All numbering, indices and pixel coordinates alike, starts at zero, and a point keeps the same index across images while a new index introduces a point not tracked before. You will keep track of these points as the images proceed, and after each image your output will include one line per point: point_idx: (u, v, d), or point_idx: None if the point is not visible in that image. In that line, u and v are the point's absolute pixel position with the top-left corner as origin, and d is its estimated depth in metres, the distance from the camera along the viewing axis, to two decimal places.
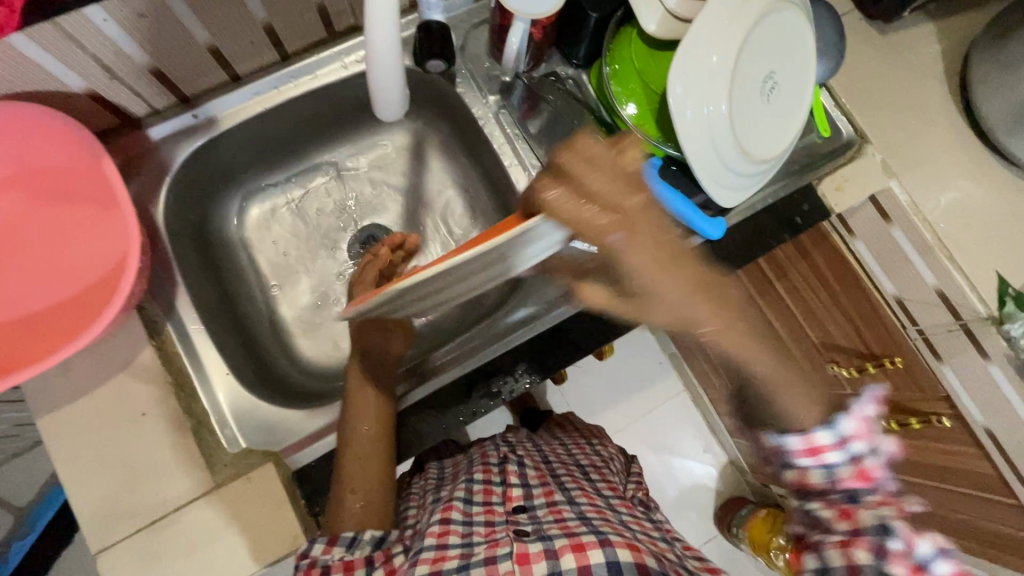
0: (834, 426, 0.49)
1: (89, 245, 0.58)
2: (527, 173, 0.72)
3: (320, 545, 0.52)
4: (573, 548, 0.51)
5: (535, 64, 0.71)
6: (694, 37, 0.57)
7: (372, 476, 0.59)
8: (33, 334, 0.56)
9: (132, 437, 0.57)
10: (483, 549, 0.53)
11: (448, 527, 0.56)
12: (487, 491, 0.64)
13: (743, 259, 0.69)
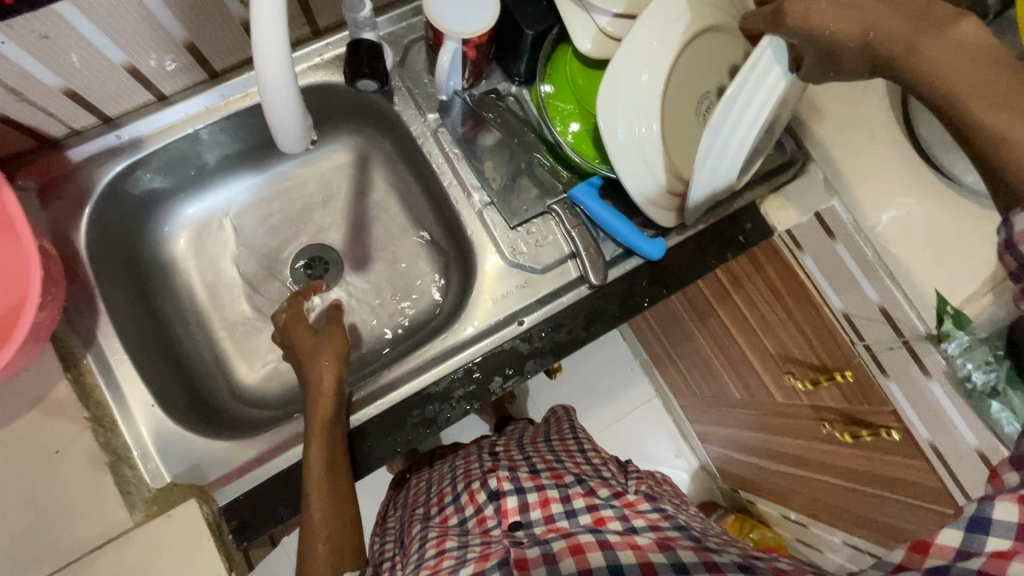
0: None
1: None
2: (467, 193, 0.70)
3: None
4: (570, 551, 0.56)
5: (474, 82, 0.70)
6: (625, 53, 0.57)
7: (335, 514, 0.57)
8: None
9: (46, 475, 0.54)
10: (474, 566, 0.57)
11: (443, 568, 0.61)
12: (484, 533, 0.70)
13: (686, 279, 0.69)
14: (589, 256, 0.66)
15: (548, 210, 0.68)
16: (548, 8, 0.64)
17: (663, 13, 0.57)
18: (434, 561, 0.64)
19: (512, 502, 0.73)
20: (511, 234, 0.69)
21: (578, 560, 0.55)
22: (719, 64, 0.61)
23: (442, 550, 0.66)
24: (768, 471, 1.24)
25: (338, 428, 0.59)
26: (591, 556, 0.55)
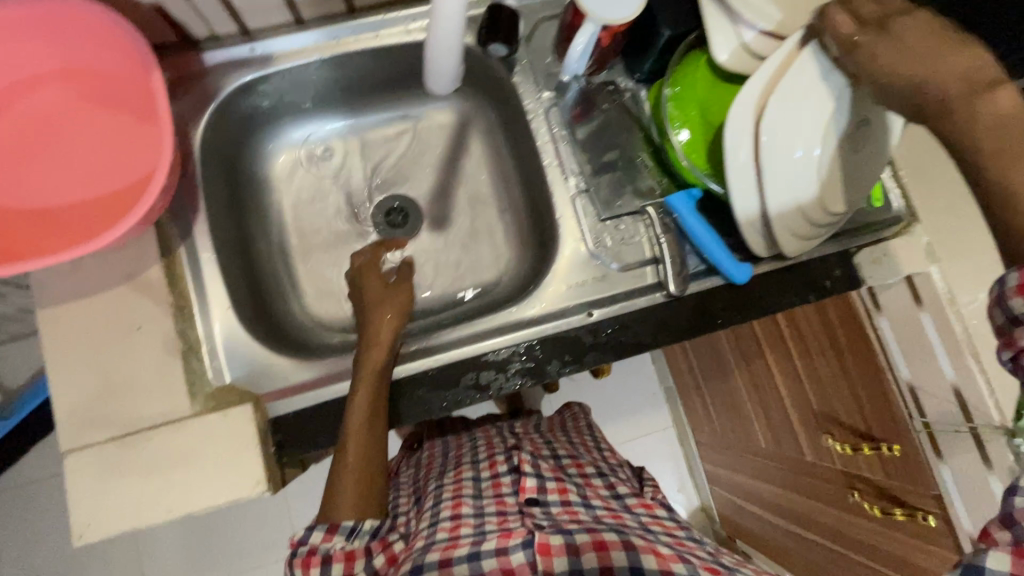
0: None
1: (120, 155, 0.58)
2: (564, 176, 0.70)
3: (319, 534, 0.55)
4: (594, 546, 0.55)
5: (597, 69, 0.71)
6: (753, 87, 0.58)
7: (364, 462, 0.58)
8: (44, 231, 0.56)
9: (123, 348, 0.57)
10: (496, 541, 0.57)
11: (460, 534, 0.61)
12: (500, 503, 0.70)
13: (762, 311, 0.67)
14: (672, 266, 0.66)
15: (640, 211, 0.69)
16: (690, 11, 0.64)
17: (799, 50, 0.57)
18: (450, 523, 0.64)
19: (531, 481, 0.73)
20: (598, 226, 0.69)
21: (601, 555, 0.55)
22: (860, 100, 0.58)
23: (459, 514, 0.66)
24: (777, 528, 1.21)
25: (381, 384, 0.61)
26: (615, 556, 0.54)
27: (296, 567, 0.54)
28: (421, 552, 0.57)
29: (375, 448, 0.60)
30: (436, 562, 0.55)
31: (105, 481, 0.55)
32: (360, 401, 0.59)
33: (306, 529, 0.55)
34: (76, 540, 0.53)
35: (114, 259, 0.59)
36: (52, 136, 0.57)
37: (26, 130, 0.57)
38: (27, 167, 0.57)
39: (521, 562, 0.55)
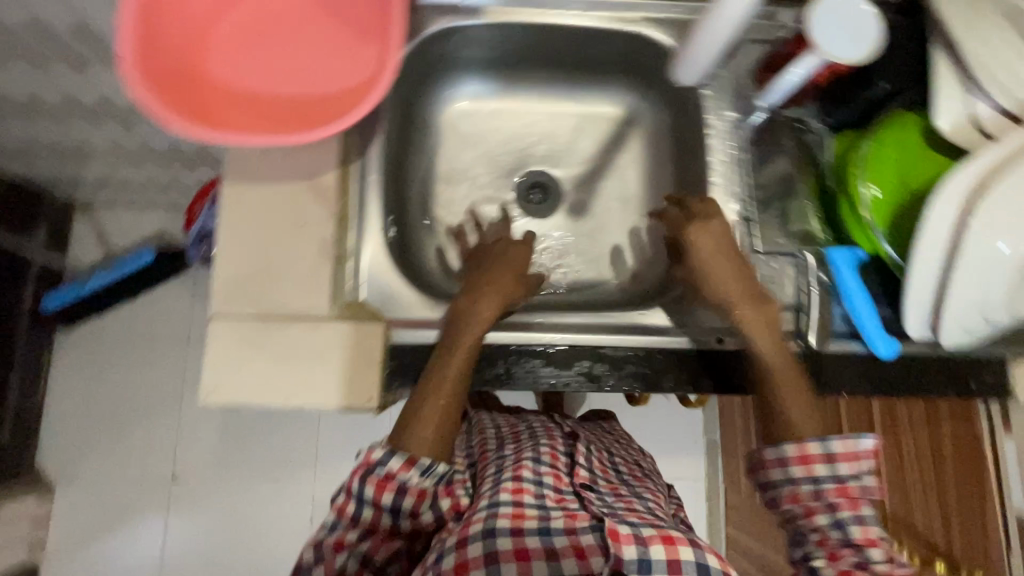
0: (825, 440, 0.56)
1: (329, 63, 0.61)
2: (727, 199, 0.69)
3: (398, 462, 0.56)
4: (663, 539, 0.56)
5: (790, 105, 0.68)
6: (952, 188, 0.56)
7: (443, 411, 0.59)
8: (240, 107, 0.57)
9: (286, 240, 0.61)
10: (563, 520, 0.59)
11: (524, 501, 0.61)
12: (556, 477, 0.67)
13: (894, 392, 0.64)
14: (817, 317, 0.64)
15: (795, 254, 0.68)
16: (915, 72, 0.63)
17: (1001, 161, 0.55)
18: (512, 484, 0.62)
19: (584, 470, 0.71)
20: (749, 257, 0.68)
21: (668, 549, 0.55)
22: None
23: (521, 476, 0.64)
24: None
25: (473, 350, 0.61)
26: (682, 552, 0.55)
27: (369, 485, 0.57)
28: (487, 511, 0.59)
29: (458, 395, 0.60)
30: (508, 530, 0.57)
31: (238, 355, 0.58)
32: (461, 343, 0.61)
33: (385, 452, 0.57)
34: (202, 397, 0.57)
35: (298, 158, 0.63)
36: (271, 33, 0.61)
37: (255, 22, 0.61)
38: (243, 50, 0.59)
39: (590, 544, 0.57)
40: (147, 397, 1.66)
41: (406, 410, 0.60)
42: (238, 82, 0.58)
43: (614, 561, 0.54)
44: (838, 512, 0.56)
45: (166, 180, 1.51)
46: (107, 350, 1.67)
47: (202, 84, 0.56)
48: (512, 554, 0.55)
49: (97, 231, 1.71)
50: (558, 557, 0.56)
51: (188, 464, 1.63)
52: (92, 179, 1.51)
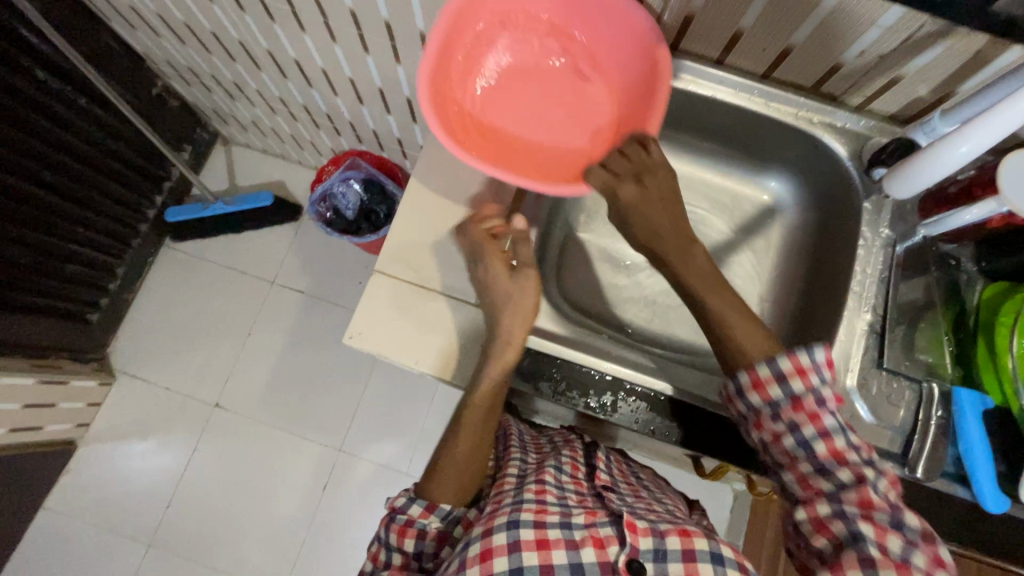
0: (772, 361, 0.56)
1: (581, 123, 0.72)
2: (862, 308, 0.70)
3: (417, 509, 0.64)
4: (678, 533, 0.60)
5: (950, 239, 0.71)
6: None
7: (470, 460, 0.67)
8: (494, 140, 0.70)
9: (457, 224, 0.67)
10: (584, 515, 0.62)
11: (546, 501, 0.62)
12: (577, 485, 0.69)
13: (990, 549, 0.62)
14: (929, 450, 0.64)
15: (919, 382, 0.67)
16: None
17: None
18: (535, 486, 0.64)
19: (605, 474, 0.73)
20: (871, 370, 0.68)
21: (682, 541, 0.60)
22: None
23: (544, 479, 0.66)
24: None
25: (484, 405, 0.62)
26: (697, 544, 0.59)
27: (392, 531, 0.64)
28: (513, 505, 0.62)
29: (479, 450, 0.68)
30: (531, 522, 0.59)
31: (388, 311, 0.64)
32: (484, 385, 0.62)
33: (406, 500, 0.65)
34: (346, 338, 0.63)
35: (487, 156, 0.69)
36: (541, 89, 0.72)
37: (534, 67, 0.72)
38: (510, 93, 0.71)
39: (609, 535, 0.61)
40: (219, 323, 1.77)
41: (440, 454, 0.67)
42: (491, 116, 0.71)
43: (631, 551, 0.59)
44: (840, 499, 0.51)
45: (306, 138, 1.65)
46: (200, 270, 1.80)
47: (469, 119, 0.70)
48: (535, 543, 0.58)
49: (228, 164, 1.87)
50: (579, 547, 0.59)
51: (233, 396, 1.71)
52: (244, 119, 1.67)
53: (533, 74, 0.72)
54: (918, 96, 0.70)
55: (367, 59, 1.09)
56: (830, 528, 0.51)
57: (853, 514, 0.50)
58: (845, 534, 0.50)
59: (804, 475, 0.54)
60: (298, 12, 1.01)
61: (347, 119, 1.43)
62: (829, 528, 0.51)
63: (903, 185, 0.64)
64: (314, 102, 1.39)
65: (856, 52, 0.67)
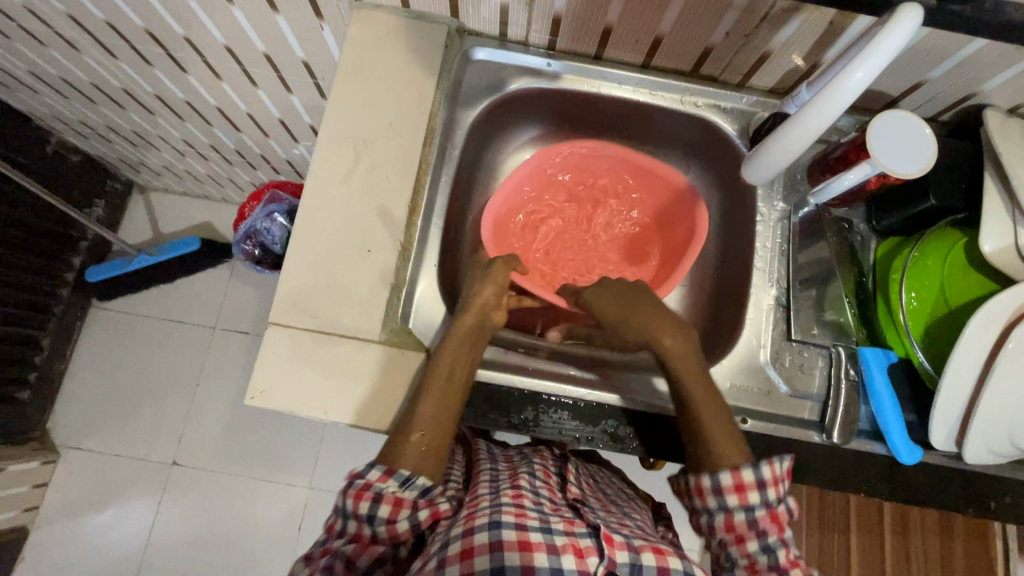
0: (757, 468, 0.57)
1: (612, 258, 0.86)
2: (767, 284, 0.72)
3: (377, 472, 0.56)
4: (653, 549, 0.54)
5: (839, 204, 0.72)
6: (984, 314, 0.58)
7: (435, 419, 0.58)
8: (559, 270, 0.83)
9: (351, 262, 0.65)
10: (563, 523, 0.55)
11: (524, 505, 0.56)
12: (550, 490, 0.63)
13: (913, 500, 0.64)
14: (844, 414, 0.65)
15: (828, 349, 0.69)
16: (963, 192, 0.65)
17: (997, 306, 0.58)
18: (511, 492, 0.58)
19: (576, 487, 0.66)
20: (783, 344, 0.70)
21: (657, 558, 0.53)
22: None
23: (519, 485, 0.59)
24: None
25: (449, 396, 0.60)
26: (672, 562, 0.53)
27: (347, 496, 0.55)
28: (489, 508, 0.54)
29: (441, 421, 0.59)
30: (512, 524, 0.52)
31: (290, 363, 0.61)
32: (440, 357, 0.61)
33: (367, 464, 0.57)
34: (248, 399, 0.60)
35: (374, 187, 0.67)
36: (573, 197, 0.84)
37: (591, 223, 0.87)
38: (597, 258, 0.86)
39: (588, 545, 0.53)
40: (163, 379, 1.69)
41: (402, 417, 0.59)
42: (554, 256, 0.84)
43: (608, 562, 0.52)
44: (763, 535, 0.57)
45: (223, 176, 1.59)
46: (135, 327, 1.72)
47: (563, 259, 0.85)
48: (515, 544, 0.50)
49: (147, 212, 1.78)
50: (559, 553, 0.51)
51: (190, 452, 1.64)
52: (155, 165, 1.59)
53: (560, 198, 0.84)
54: (790, 69, 0.71)
55: (257, 91, 1.05)
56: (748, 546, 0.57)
57: (773, 548, 0.56)
58: (759, 549, 0.57)
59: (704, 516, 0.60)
60: (172, 53, 0.96)
61: (257, 153, 1.38)
62: (748, 547, 0.57)
63: (760, 164, 0.64)
64: (219, 140, 1.33)
65: (721, 34, 0.67)
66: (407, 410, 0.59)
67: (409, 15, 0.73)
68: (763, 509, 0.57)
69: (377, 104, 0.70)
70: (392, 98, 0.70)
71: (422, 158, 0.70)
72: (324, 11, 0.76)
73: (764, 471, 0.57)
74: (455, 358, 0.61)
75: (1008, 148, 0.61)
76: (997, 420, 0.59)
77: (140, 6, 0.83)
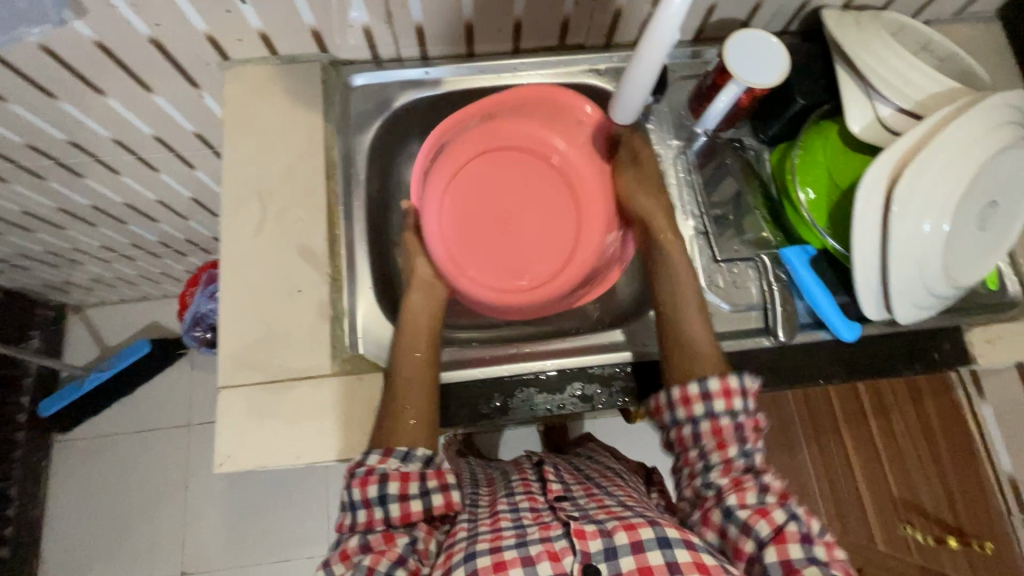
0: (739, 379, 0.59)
1: (519, 169, 0.79)
2: (684, 217, 0.75)
3: (376, 454, 0.56)
4: (624, 526, 0.53)
5: (726, 127, 0.76)
6: (864, 190, 0.61)
7: (415, 389, 0.60)
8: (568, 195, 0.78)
9: (284, 307, 0.65)
10: (538, 531, 0.54)
11: (502, 528, 0.55)
12: (531, 498, 0.61)
13: (871, 371, 0.69)
14: (783, 312, 0.69)
15: (753, 258, 0.73)
16: (824, 86, 0.71)
17: (875, 178, 0.61)
18: (489, 519, 0.58)
19: (556, 484, 0.65)
20: (713, 266, 0.73)
21: (630, 535, 0.52)
22: (961, 171, 0.60)
23: (497, 511, 0.59)
24: None
25: (423, 365, 0.63)
26: (643, 533, 0.52)
27: (353, 487, 0.55)
28: (467, 539, 0.54)
29: (423, 395, 0.61)
30: (485, 550, 0.52)
31: (247, 419, 0.61)
32: (407, 335, 0.65)
33: (364, 453, 0.57)
34: (217, 467, 0.60)
35: (289, 231, 0.68)
36: (493, 206, 0.78)
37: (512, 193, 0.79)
38: (518, 167, 0.79)
39: (564, 547, 0.52)
40: (150, 492, 1.62)
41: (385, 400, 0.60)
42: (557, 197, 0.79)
43: (582, 557, 0.51)
44: (745, 441, 0.58)
45: (156, 271, 1.55)
46: (110, 448, 1.65)
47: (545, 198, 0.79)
48: (491, 568, 0.50)
49: (88, 330, 1.72)
50: (535, 563, 0.50)
51: (196, 557, 1.57)
52: (82, 280, 1.55)
53: (483, 242, 0.76)
54: (645, 19, 0.76)
55: (161, 176, 1.04)
56: (772, 516, 0.52)
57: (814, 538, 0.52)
58: (784, 517, 0.52)
59: (700, 474, 0.58)
60: (64, 160, 0.94)
61: (182, 238, 1.37)
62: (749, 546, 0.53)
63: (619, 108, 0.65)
64: (141, 237, 1.31)
65: (572, 3, 0.71)
66: (386, 381, 0.62)
67: (280, 61, 0.74)
68: (745, 414, 0.58)
69: (272, 152, 0.71)
70: (286, 143, 0.71)
71: (329, 192, 0.71)
72: (198, 79, 0.77)
73: (747, 381, 0.59)
74: (420, 329, 0.65)
75: (847, 36, 0.67)
76: (913, 282, 0.63)
77: (14, 122, 0.82)
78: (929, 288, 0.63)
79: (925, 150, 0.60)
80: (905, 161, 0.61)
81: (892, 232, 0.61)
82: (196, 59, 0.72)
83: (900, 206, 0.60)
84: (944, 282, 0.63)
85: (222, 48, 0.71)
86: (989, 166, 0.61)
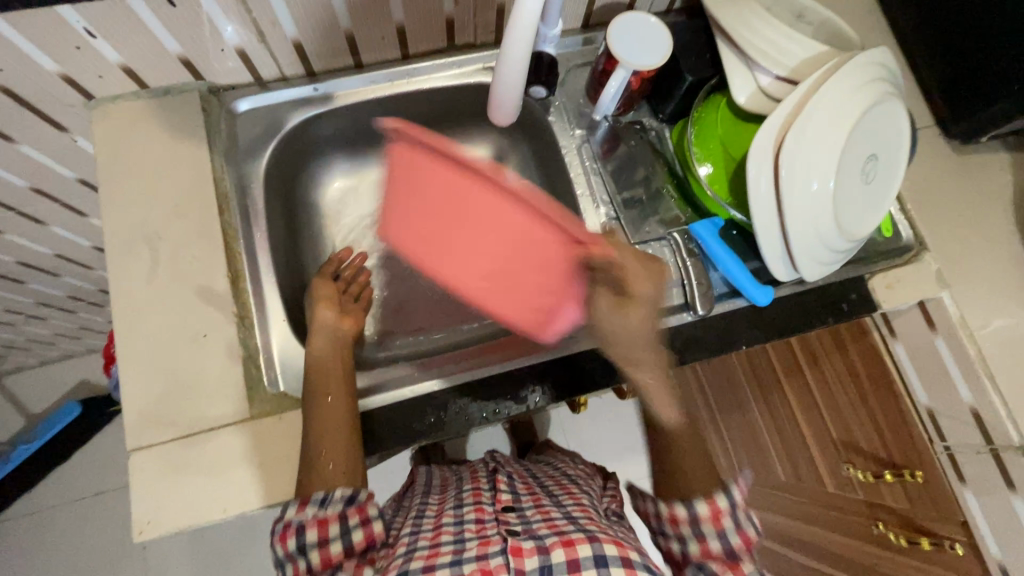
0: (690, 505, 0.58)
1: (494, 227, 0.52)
2: (596, 206, 0.76)
3: (292, 506, 0.53)
4: (562, 543, 0.51)
5: (624, 111, 0.77)
6: (752, 163, 0.64)
7: (332, 429, 0.57)
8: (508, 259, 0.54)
9: (190, 355, 0.62)
10: (476, 548, 0.52)
11: (441, 543, 0.54)
12: (477, 510, 0.60)
13: (784, 330, 0.71)
14: (698, 286, 0.70)
15: (666, 237, 0.74)
16: (709, 61, 0.73)
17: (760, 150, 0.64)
18: (430, 534, 0.56)
19: (506, 496, 0.64)
20: None
21: (568, 551, 0.50)
22: (838, 129, 0.62)
23: (440, 526, 0.57)
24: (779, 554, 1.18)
25: (337, 405, 0.59)
26: (582, 550, 0.50)
27: (276, 542, 0.53)
28: (403, 558, 0.53)
29: (340, 430, 0.57)
30: (417, 570, 0.49)
31: (164, 479, 0.58)
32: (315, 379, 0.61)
33: (283, 506, 0.55)
34: (137, 535, 0.56)
35: (186, 273, 0.64)
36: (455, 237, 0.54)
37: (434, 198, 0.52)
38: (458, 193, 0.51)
39: (499, 563, 0.49)
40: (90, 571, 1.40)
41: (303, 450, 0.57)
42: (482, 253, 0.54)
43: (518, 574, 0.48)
44: (702, 524, 0.58)
45: (74, 327, 1.45)
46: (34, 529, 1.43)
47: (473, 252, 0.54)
48: None
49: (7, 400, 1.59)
50: None
51: None
52: None
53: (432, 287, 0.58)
54: None
55: (51, 228, 0.96)
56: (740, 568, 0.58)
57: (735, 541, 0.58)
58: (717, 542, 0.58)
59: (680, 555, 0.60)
60: None
61: (94, 288, 1.27)
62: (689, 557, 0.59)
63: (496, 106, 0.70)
64: (46, 294, 1.22)
65: (452, 3, 0.69)
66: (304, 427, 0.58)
67: (153, 94, 0.70)
68: (703, 508, 0.58)
69: (156, 192, 0.66)
70: (169, 180, 0.67)
71: (225, 226, 0.67)
72: (65, 123, 0.71)
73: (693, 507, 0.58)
74: (325, 369, 0.62)
75: (721, 10, 0.69)
76: (814, 241, 0.65)
77: None
78: (830, 244, 0.66)
79: (802, 115, 0.62)
80: (787, 126, 0.63)
81: (786, 198, 0.63)
82: (56, 101, 0.67)
83: (788, 172, 0.62)
84: (842, 236, 0.66)
85: (83, 86, 0.66)
86: (865, 120, 0.64)
